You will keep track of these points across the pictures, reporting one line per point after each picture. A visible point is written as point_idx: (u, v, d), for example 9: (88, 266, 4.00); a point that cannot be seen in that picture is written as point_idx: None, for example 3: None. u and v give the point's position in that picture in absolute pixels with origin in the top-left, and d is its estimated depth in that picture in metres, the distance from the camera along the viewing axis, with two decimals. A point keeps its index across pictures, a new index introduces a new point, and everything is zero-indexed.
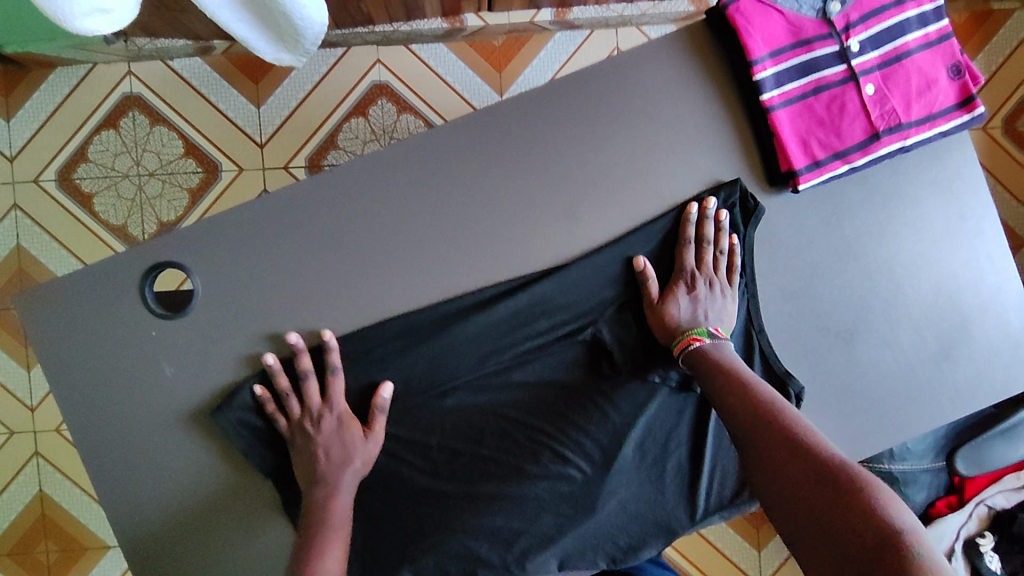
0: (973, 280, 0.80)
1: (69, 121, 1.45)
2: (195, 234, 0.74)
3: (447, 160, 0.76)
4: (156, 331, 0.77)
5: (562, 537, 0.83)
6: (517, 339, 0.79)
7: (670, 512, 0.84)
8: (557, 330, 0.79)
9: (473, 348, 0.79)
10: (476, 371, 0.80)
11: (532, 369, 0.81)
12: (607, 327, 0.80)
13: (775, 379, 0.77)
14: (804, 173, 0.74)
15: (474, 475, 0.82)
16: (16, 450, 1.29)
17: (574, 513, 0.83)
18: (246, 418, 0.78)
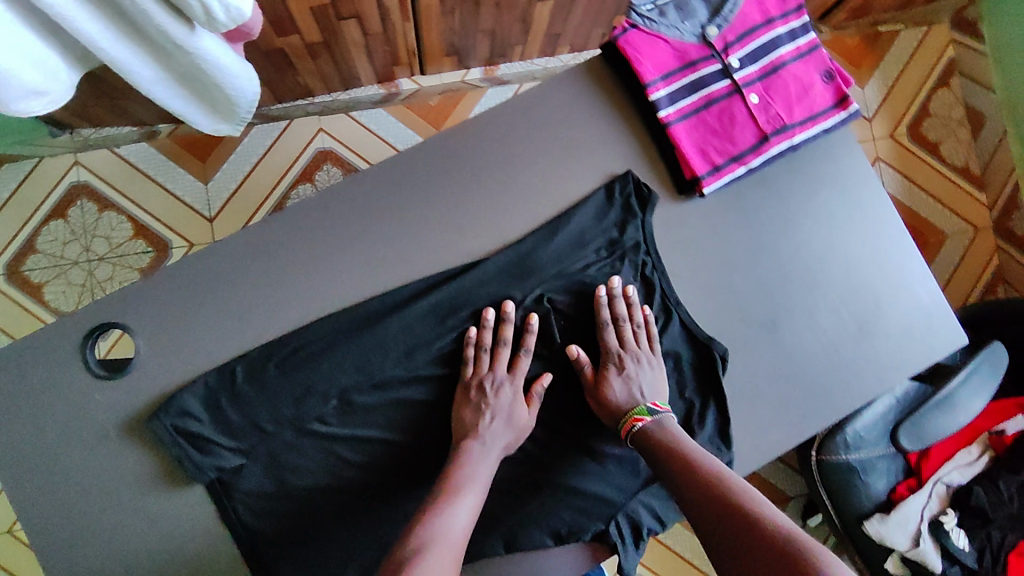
0: (880, 260, 0.86)
1: (16, 214, 1.46)
2: (139, 295, 0.78)
3: (378, 201, 0.82)
4: (100, 394, 0.77)
5: (505, 520, 0.80)
6: (445, 339, 0.81)
7: (613, 484, 0.82)
8: (481, 321, 0.81)
9: (399, 344, 0.80)
10: (405, 369, 0.80)
11: (460, 361, 0.82)
12: (529, 311, 0.81)
13: (698, 346, 0.82)
14: (706, 178, 0.81)
15: (418, 471, 0.80)
16: None
17: (516, 496, 0.81)
18: (195, 475, 0.76)
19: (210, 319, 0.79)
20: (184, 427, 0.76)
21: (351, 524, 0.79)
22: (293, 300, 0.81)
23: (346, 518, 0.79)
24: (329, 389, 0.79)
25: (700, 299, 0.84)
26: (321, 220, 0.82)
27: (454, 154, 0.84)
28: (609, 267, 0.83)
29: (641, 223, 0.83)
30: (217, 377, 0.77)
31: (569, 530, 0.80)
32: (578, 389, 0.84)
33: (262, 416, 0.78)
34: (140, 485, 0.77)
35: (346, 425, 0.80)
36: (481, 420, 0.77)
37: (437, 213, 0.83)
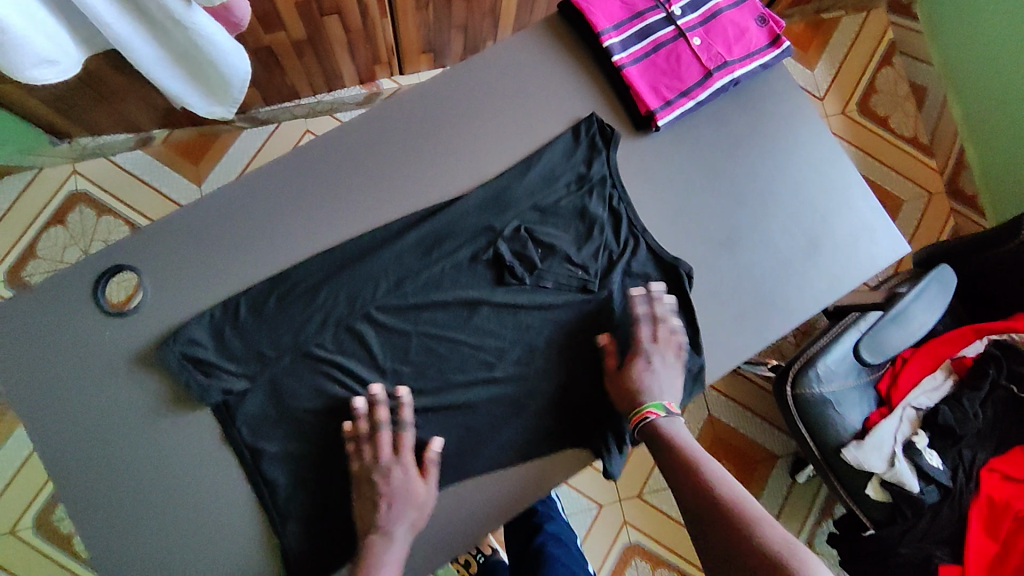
0: (825, 182, 0.94)
1: (17, 222, 1.53)
2: (147, 238, 0.85)
3: (362, 148, 0.90)
4: (111, 329, 0.83)
5: (495, 435, 0.86)
6: (430, 269, 0.88)
7: (595, 397, 0.87)
8: (463, 251, 0.88)
9: (389, 275, 0.87)
10: (394, 298, 0.87)
11: (445, 289, 0.88)
12: (507, 241, 0.89)
13: (665, 267, 0.89)
14: (659, 112, 0.89)
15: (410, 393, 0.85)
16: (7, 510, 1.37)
17: (505, 412, 0.86)
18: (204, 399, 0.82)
19: (215, 261, 0.86)
20: (192, 354, 0.82)
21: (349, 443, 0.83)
22: (289, 240, 0.88)
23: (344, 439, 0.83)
24: (324, 318, 0.85)
25: (663, 221, 0.91)
26: (311, 168, 0.90)
27: (433, 104, 0.92)
28: (579, 199, 0.90)
29: (606, 158, 0.91)
30: (221, 310, 0.84)
31: (557, 434, 0.86)
32: (558, 312, 0.88)
33: (264, 344, 0.84)
34: (151, 415, 0.83)
35: (342, 352, 0.85)
36: (379, 510, 0.79)
37: (419, 158, 0.91)
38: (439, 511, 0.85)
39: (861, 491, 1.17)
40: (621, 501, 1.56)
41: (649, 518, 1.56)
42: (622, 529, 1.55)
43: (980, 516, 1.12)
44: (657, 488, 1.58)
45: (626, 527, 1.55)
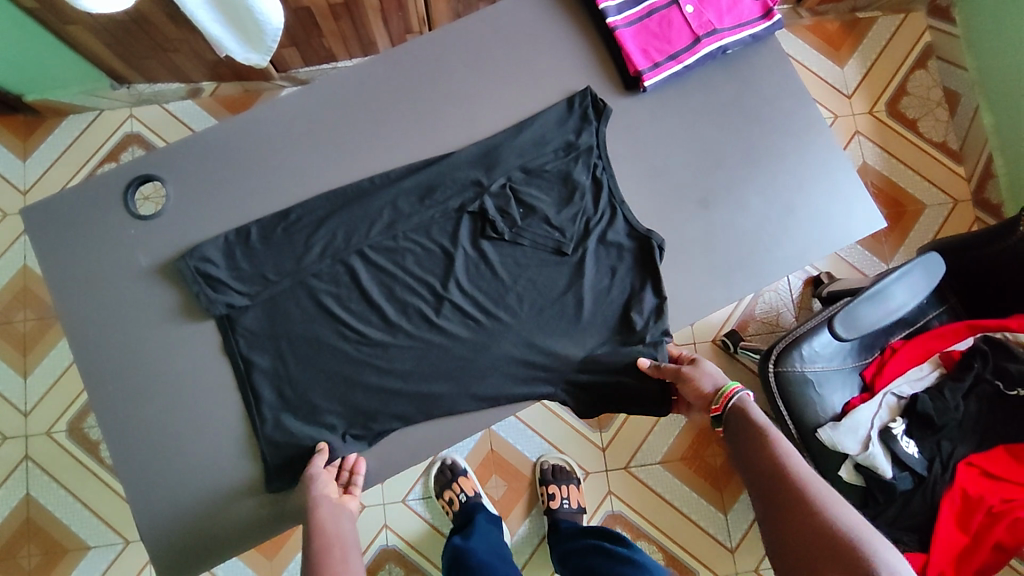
0: (808, 155, 0.96)
1: (76, 157, 1.67)
2: (170, 152, 0.93)
3: (371, 86, 0.96)
4: (133, 230, 0.92)
5: (464, 372, 0.91)
6: (418, 215, 0.92)
7: (558, 350, 0.92)
8: (451, 202, 0.92)
9: (378, 217, 0.92)
10: (383, 236, 0.91)
11: (431, 234, 0.92)
12: (493, 196, 0.92)
13: (638, 237, 0.92)
14: (646, 73, 0.93)
15: (388, 325, 0.91)
16: (44, 414, 1.53)
17: (474, 354, 0.91)
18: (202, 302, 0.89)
19: (228, 181, 0.93)
20: (204, 269, 0.89)
21: (329, 364, 0.90)
22: (294, 168, 0.94)
23: (325, 361, 0.90)
24: (319, 241, 0.91)
25: (646, 183, 0.95)
26: (319, 103, 0.95)
27: (441, 54, 0.97)
28: (566, 164, 0.93)
29: (595, 130, 0.94)
30: (234, 235, 0.90)
31: (523, 377, 0.92)
32: (534, 272, 0.93)
33: (267, 267, 0.90)
34: (160, 313, 0.91)
35: (334, 284, 0.91)
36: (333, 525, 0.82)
37: (424, 102, 0.96)
38: (409, 430, 0.93)
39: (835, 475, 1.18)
40: (607, 472, 1.60)
41: (634, 490, 1.60)
42: (606, 498, 1.59)
43: (952, 508, 1.13)
44: (644, 462, 1.62)
45: (610, 496, 1.59)
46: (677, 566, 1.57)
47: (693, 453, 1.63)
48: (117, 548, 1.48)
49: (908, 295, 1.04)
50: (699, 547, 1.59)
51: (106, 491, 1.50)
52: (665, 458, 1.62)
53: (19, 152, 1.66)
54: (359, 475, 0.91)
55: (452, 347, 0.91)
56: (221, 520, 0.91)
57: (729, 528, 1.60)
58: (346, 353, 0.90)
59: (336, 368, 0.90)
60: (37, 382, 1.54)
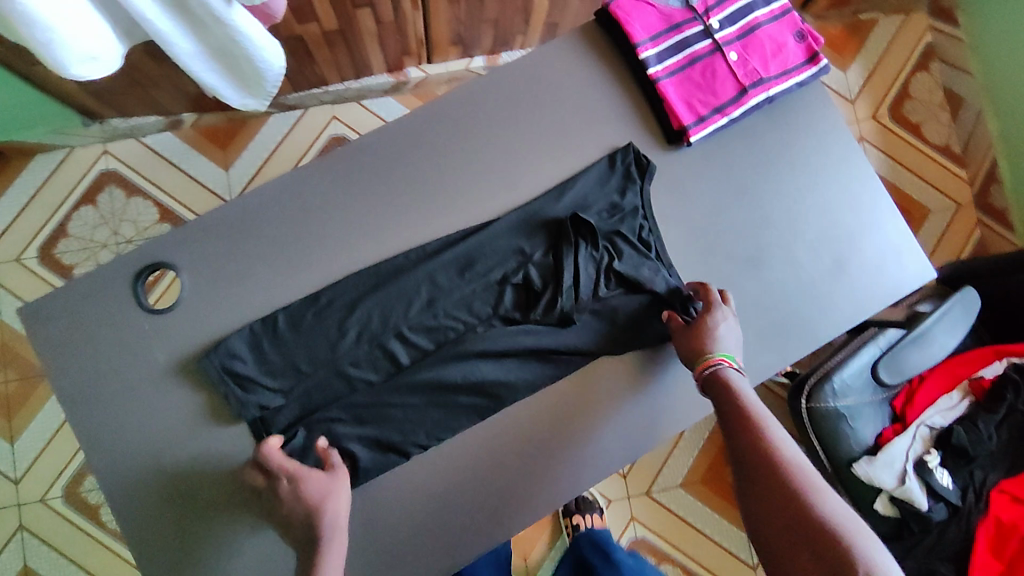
0: (853, 204, 0.94)
1: (49, 201, 1.55)
2: (184, 237, 0.87)
3: (397, 154, 0.91)
4: (148, 324, 0.85)
5: (520, 452, 0.87)
6: (460, 289, 0.88)
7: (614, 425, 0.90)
8: (494, 273, 0.88)
9: (419, 292, 0.88)
10: (423, 313, 0.87)
11: (474, 309, 0.88)
12: (538, 264, 0.89)
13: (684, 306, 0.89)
14: (692, 127, 0.90)
15: (435, 408, 0.86)
16: (37, 479, 1.42)
17: (530, 433, 0.88)
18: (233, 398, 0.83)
19: (249, 264, 0.88)
20: (230, 365, 0.83)
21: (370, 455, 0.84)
22: (320, 246, 0.89)
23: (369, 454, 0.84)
24: (357, 323, 0.86)
25: (689, 243, 0.92)
26: (344, 175, 0.90)
27: (466, 115, 0.93)
28: (609, 226, 0.90)
29: (639, 190, 0.91)
30: (261, 323, 0.85)
31: (581, 454, 0.88)
32: (582, 344, 0.88)
33: (300, 358, 0.85)
34: (182, 413, 0.85)
35: (372, 370, 0.86)
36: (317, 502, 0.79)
37: (452, 169, 0.92)
38: (460, 522, 0.86)
39: (870, 507, 1.18)
40: (629, 498, 1.57)
41: (657, 515, 1.57)
42: (629, 525, 1.56)
43: (987, 535, 1.14)
44: (665, 487, 1.58)
45: (633, 523, 1.55)
46: None
47: (712, 473, 1.60)
48: None
49: (951, 331, 1.04)
50: (724, 568, 1.56)
51: (111, 557, 1.40)
52: (684, 480, 1.58)
53: None
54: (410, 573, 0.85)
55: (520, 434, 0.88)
56: None
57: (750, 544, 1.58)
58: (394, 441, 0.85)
59: (378, 464, 0.84)
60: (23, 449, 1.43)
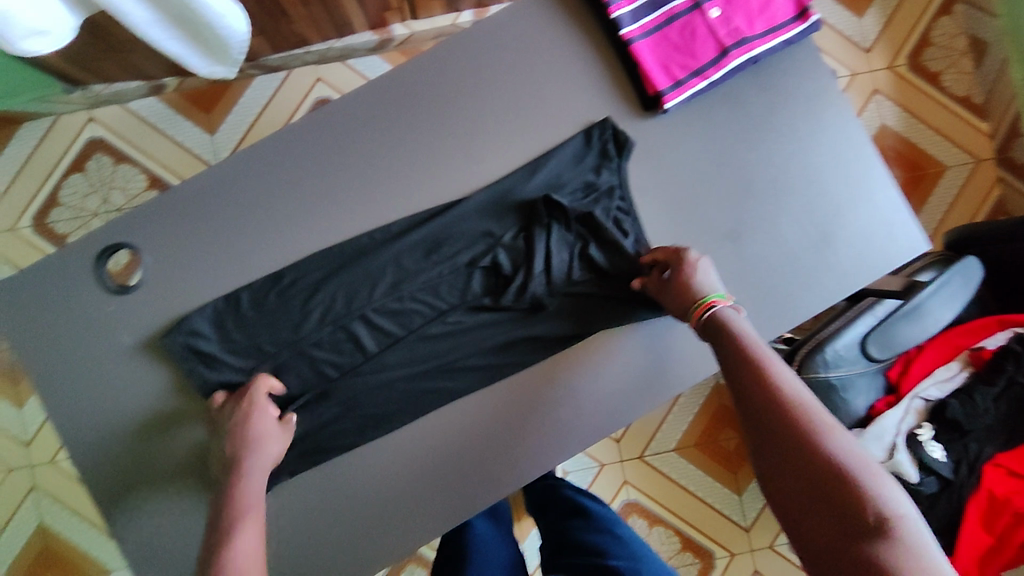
0: (842, 172, 0.89)
1: (39, 169, 1.53)
2: (143, 216, 0.85)
3: (358, 126, 0.87)
4: (112, 305, 0.85)
5: (485, 436, 0.86)
6: (427, 273, 0.86)
7: (576, 402, 0.87)
8: (461, 256, 0.86)
9: (385, 274, 0.86)
10: (388, 295, 0.86)
11: (440, 293, 0.87)
12: (507, 247, 0.86)
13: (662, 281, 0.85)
14: (668, 93, 0.84)
15: (403, 393, 0.85)
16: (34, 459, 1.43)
17: (496, 417, 0.86)
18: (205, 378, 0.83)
19: (209, 243, 0.86)
20: (194, 344, 0.83)
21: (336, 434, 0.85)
22: (281, 222, 0.87)
23: (338, 434, 0.85)
24: (322, 303, 0.85)
25: (666, 217, 0.87)
26: (304, 149, 0.87)
27: (430, 83, 0.88)
28: (584, 207, 0.86)
29: (617, 167, 0.86)
30: (224, 302, 0.84)
31: (543, 430, 0.86)
32: (554, 333, 0.86)
33: (263, 339, 0.84)
34: (151, 395, 0.85)
35: (336, 353, 0.85)
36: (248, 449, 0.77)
37: (418, 142, 0.88)
38: (430, 502, 0.86)
39: None
40: (621, 462, 1.56)
41: (649, 478, 1.56)
42: (622, 487, 1.55)
43: (978, 510, 1.11)
44: (658, 450, 1.56)
45: (625, 486, 1.54)
46: (694, 550, 1.54)
47: (708, 438, 1.57)
48: None
49: (948, 300, 1.03)
50: (716, 530, 1.55)
51: None
52: (678, 445, 1.56)
53: None
54: (382, 549, 0.86)
55: (545, 398, 0.87)
56: None
57: (743, 507, 1.56)
58: (361, 423, 0.85)
59: (348, 444, 0.85)
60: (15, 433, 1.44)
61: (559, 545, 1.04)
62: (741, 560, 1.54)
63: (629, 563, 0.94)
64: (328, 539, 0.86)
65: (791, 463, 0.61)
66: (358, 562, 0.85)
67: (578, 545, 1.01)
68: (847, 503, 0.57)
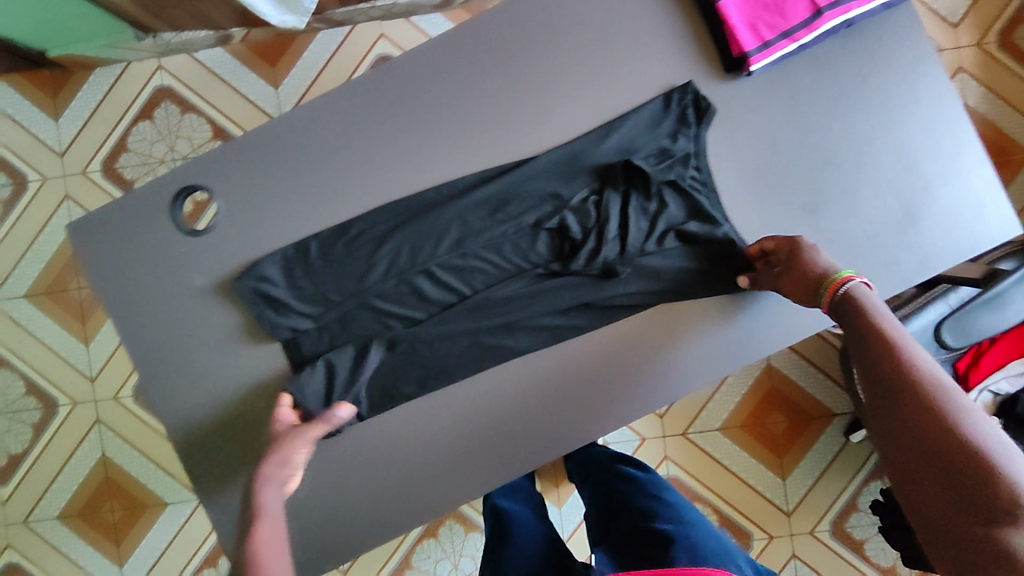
0: (931, 144, 0.84)
1: (109, 115, 1.55)
2: (217, 161, 0.86)
3: (429, 78, 0.86)
4: (186, 247, 0.87)
5: (545, 399, 0.87)
6: (492, 232, 0.86)
7: (638, 372, 0.87)
8: (527, 216, 0.86)
9: (450, 231, 0.86)
10: (452, 252, 0.86)
11: (504, 253, 0.86)
12: (574, 210, 0.85)
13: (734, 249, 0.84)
14: (754, 55, 0.80)
15: (463, 350, 0.86)
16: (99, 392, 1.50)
17: (558, 381, 0.87)
18: (275, 324, 0.86)
19: (281, 191, 0.87)
20: (263, 289, 0.85)
21: (394, 384, 0.86)
22: (349, 172, 0.87)
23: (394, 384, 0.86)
24: (387, 254, 0.86)
25: (739, 184, 0.85)
26: (375, 100, 0.86)
27: (505, 37, 0.86)
28: (659, 173, 0.83)
29: (694, 135, 0.84)
30: (294, 251, 0.86)
31: (604, 397, 0.87)
32: (620, 300, 0.85)
33: (330, 288, 0.86)
34: (219, 335, 0.88)
35: (400, 305, 0.86)
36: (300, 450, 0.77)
37: (490, 97, 0.86)
38: (486, 456, 0.87)
39: None
40: (664, 437, 1.54)
41: (691, 454, 1.54)
42: (662, 463, 1.53)
43: None
44: (702, 428, 1.54)
45: (665, 462, 1.53)
46: (733, 530, 1.52)
47: (755, 420, 1.55)
48: (188, 515, 1.49)
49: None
50: (757, 513, 1.53)
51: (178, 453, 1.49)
52: (723, 425, 1.54)
53: (50, 111, 1.54)
54: (435, 496, 0.88)
55: (614, 365, 0.87)
56: (304, 549, 0.89)
57: (786, 492, 1.53)
58: (420, 378, 0.86)
59: (406, 398, 0.86)
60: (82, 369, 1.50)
61: (609, 510, 1.02)
62: (779, 544, 1.53)
63: (678, 526, 0.91)
64: (384, 484, 0.88)
65: (918, 436, 0.58)
66: (413, 510, 0.89)
67: (628, 510, 0.99)
68: (976, 482, 0.54)
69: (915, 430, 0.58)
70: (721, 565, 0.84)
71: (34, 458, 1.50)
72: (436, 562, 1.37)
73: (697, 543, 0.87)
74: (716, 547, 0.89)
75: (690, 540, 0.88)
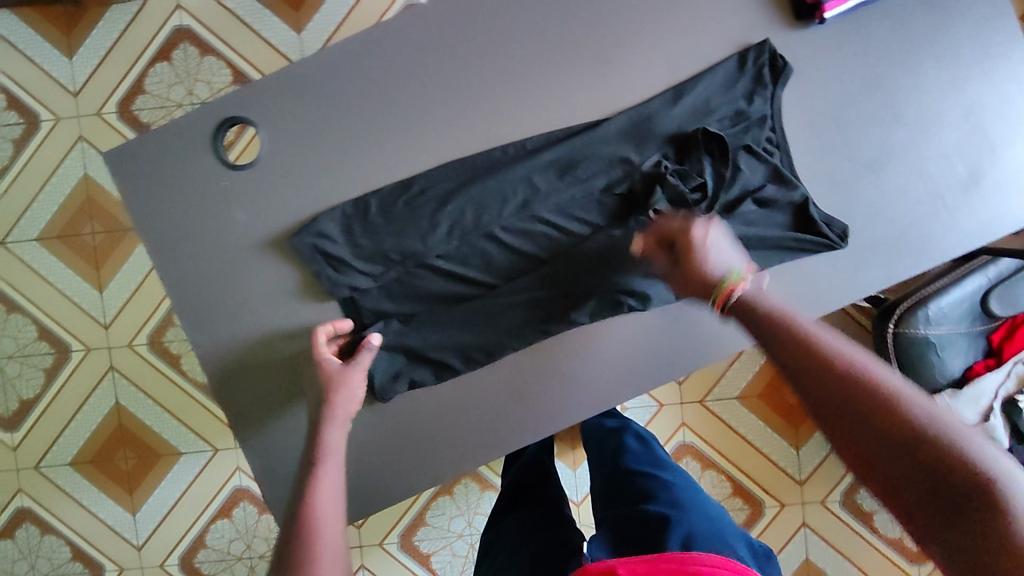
0: (1001, 107, 0.85)
1: (125, 54, 1.41)
2: (260, 93, 0.83)
3: (486, 15, 0.83)
4: (227, 181, 0.84)
5: (603, 357, 0.89)
6: (559, 194, 0.85)
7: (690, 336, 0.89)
8: (596, 181, 0.85)
9: (516, 192, 0.85)
10: (517, 215, 0.85)
11: (570, 215, 0.86)
12: (645, 175, 0.84)
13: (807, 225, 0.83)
14: (828, 2, 0.80)
15: (522, 316, 0.86)
16: (114, 338, 1.42)
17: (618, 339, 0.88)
18: (333, 281, 0.84)
19: (329, 128, 0.84)
20: (321, 245, 0.84)
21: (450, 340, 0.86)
22: (399, 110, 0.84)
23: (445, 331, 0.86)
24: (449, 210, 0.85)
25: (811, 146, 0.84)
26: (428, 36, 0.83)
27: None
28: (735, 137, 0.82)
29: (770, 95, 0.82)
30: (353, 207, 0.84)
31: (659, 357, 0.89)
32: None
33: (389, 246, 0.84)
34: (258, 273, 0.86)
35: (462, 265, 0.86)
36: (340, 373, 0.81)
37: (546, 38, 0.84)
38: (530, 399, 0.89)
39: None
40: (681, 404, 1.50)
41: (708, 423, 1.50)
42: (678, 429, 1.50)
43: None
44: (720, 397, 1.51)
45: (682, 428, 1.49)
46: (745, 497, 1.50)
47: (773, 390, 1.51)
48: (199, 470, 1.43)
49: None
50: (769, 480, 1.50)
51: (195, 406, 1.44)
52: (742, 393, 1.51)
53: (64, 49, 1.41)
54: (475, 440, 0.89)
55: (670, 341, 0.89)
56: None
57: (800, 461, 1.51)
58: (475, 335, 0.86)
59: (461, 354, 0.86)
60: (94, 314, 1.42)
61: (608, 490, 0.97)
62: (790, 512, 1.51)
63: (673, 508, 0.85)
64: (422, 427, 0.88)
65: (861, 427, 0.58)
66: (450, 453, 0.89)
67: (626, 492, 0.93)
68: (920, 454, 0.55)
69: (853, 427, 0.59)
70: (718, 550, 0.77)
71: (46, 402, 1.43)
72: (450, 518, 1.36)
73: (691, 528, 0.80)
74: (711, 530, 0.82)
75: (684, 524, 0.81)
